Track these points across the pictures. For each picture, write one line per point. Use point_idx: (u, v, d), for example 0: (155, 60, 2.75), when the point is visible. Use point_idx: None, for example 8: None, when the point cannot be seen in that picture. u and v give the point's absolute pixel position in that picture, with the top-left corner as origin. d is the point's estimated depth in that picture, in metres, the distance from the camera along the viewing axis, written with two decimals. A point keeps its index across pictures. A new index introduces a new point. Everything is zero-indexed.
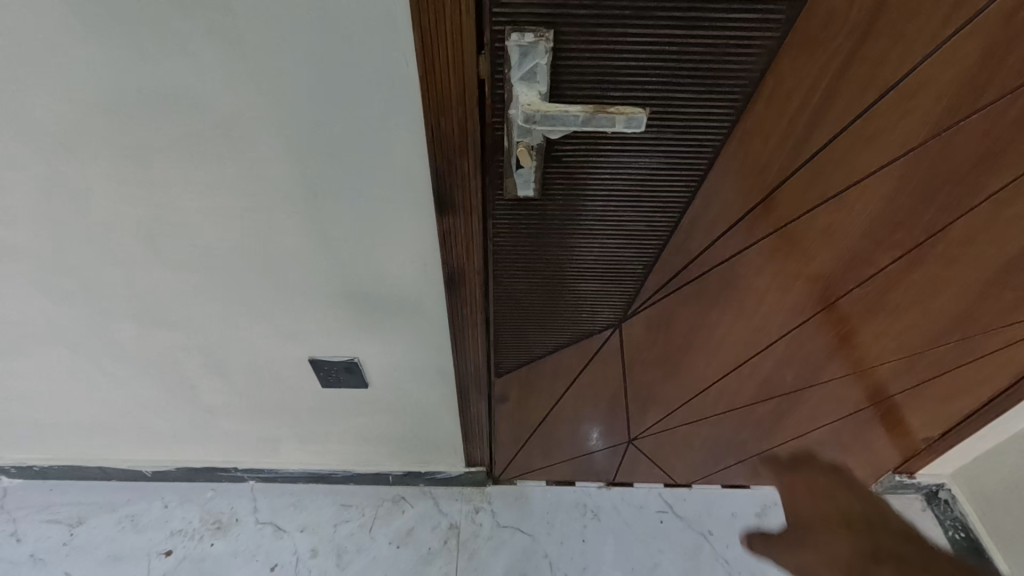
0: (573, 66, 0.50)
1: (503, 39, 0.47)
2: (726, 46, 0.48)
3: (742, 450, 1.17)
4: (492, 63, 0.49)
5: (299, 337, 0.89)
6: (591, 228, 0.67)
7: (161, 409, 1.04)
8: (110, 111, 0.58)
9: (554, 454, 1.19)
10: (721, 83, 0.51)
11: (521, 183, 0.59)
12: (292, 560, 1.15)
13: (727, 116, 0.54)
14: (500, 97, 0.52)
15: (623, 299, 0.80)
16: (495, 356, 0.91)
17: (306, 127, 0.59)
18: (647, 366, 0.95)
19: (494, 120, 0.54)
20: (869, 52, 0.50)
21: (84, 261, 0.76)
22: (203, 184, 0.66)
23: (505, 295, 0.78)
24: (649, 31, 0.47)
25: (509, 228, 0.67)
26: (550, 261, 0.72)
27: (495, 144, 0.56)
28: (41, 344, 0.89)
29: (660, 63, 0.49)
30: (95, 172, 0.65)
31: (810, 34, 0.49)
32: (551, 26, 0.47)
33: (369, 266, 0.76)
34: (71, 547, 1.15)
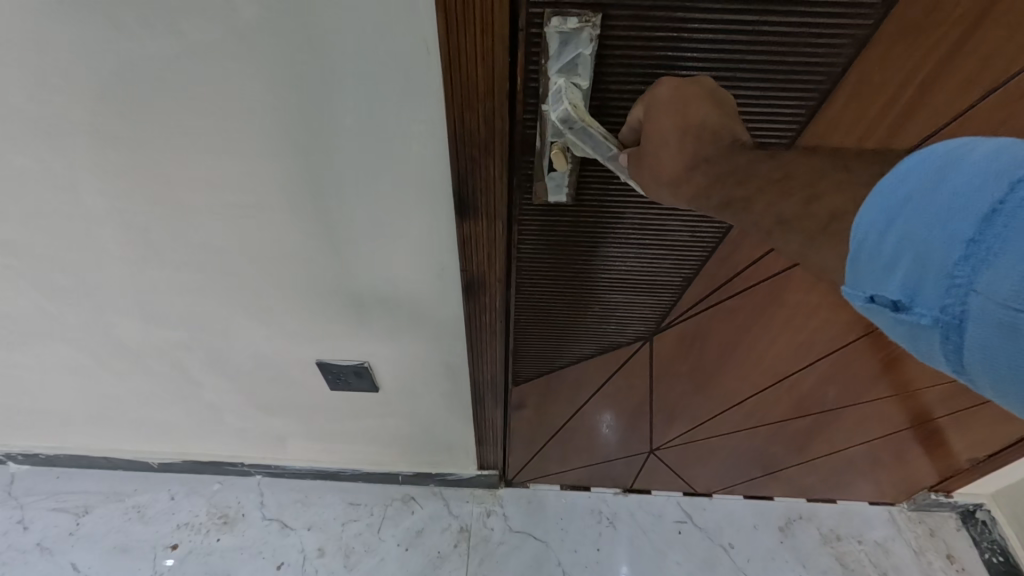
0: (621, 59, 0.44)
1: (541, 23, 0.42)
2: (806, 36, 0.42)
3: (769, 463, 1.12)
4: (527, 52, 0.44)
5: (305, 338, 0.84)
6: (627, 238, 0.61)
7: (164, 405, 1.00)
8: (90, 100, 0.52)
9: (571, 460, 1.15)
10: (796, 79, 0.45)
11: (552, 187, 0.53)
12: (300, 558, 1.12)
13: (800, 113, 0.48)
14: (533, 91, 0.46)
15: (657, 312, 0.74)
16: (514, 363, 0.85)
17: (312, 120, 0.53)
18: (676, 379, 0.90)
19: (528, 115, 0.48)
20: (976, 45, 0.43)
21: (76, 257, 0.71)
22: (201, 180, 0.60)
23: (527, 302, 0.72)
24: (716, 16, 0.41)
25: (536, 233, 0.61)
26: (579, 270, 0.66)
27: (525, 141, 0.50)
28: (38, 338, 0.85)
29: (726, 54, 0.43)
30: (82, 165, 0.59)
31: (906, 22, 0.42)
32: (599, 9, 0.41)
33: (378, 268, 0.71)
34: (77, 536, 1.14)
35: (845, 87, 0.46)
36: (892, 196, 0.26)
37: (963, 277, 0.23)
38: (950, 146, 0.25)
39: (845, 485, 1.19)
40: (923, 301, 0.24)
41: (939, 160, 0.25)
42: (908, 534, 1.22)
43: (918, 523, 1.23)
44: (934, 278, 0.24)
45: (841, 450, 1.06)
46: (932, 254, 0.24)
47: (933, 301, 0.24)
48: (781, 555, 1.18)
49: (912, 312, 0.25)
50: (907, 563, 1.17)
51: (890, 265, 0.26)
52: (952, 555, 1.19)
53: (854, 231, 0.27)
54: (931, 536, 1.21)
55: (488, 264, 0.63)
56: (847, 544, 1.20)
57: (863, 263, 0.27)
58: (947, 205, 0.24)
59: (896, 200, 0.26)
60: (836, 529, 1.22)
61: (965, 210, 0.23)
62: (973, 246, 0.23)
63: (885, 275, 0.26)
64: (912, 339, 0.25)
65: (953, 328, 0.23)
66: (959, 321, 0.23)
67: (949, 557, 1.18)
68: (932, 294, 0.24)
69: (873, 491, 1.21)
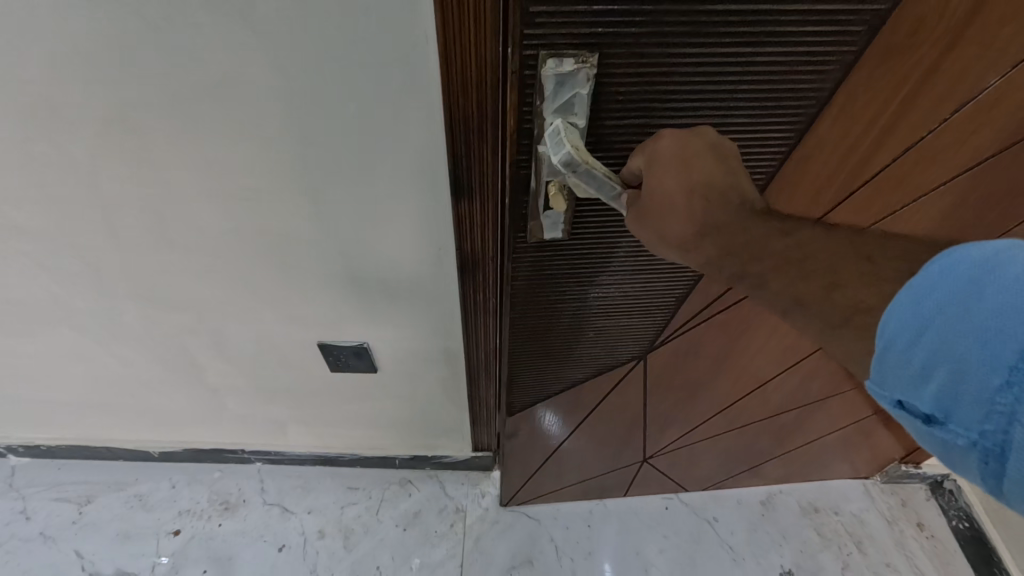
0: (621, 91, 0.48)
1: (536, 65, 0.45)
2: (797, 62, 0.48)
3: (754, 457, 1.17)
4: (522, 92, 0.47)
5: (307, 321, 0.88)
6: (621, 264, 0.67)
7: (168, 391, 1.04)
8: (112, 87, 0.56)
9: (565, 477, 1.16)
10: (787, 99, 0.51)
11: (549, 225, 0.58)
12: (301, 540, 1.16)
13: (785, 127, 0.54)
14: (527, 131, 0.51)
15: (650, 329, 0.81)
16: (510, 393, 0.90)
17: (319, 109, 0.57)
18: (666, 394, 0.96)
19: (523, 156, 0.53)
20: (955, 61, 0.50)
21: (90, 242, 0.74)
22: (214, 164, 0.64)
23: (524, 330, 0.76)
24: (712, 48, 0.45)
25: (530, 270, 0.65)
26: (574, 297, 0.71)
27: (522, 181, 0.55)
28: (46, 325, 0.88)
29: (720, 82, 0.48)
30: (101, 151, 0.63)
31: (891, 46, 0.48)
32: (595, 49, 0.44)
33: (378, 251, 0.75)
34: (79, 525, 1.16)
35: (833, 107, 0.53)
36: (925, 304, 0.31)
37: (1005, 404, 0.27)
38: (985, 258, 0.29)
39: (824, 465, 1.24)
40: (958, 418, 0.30)
41: (970, 271, 0.29)
42: (882, 506, 1.29)
43: (891, 495, 1.30)
44: (972, 400, 0.29)
45: (818, 438, 1.12)
46: (968, 378, 0.29)
47: (970, 422, 0.29)
48: (763, 527, 1.24)
49: (948, 427, 0.30)
50: (880, 532, 1.25)
51: (924, 375, 0.31)
52: (922, 524, 1.27)
53: (884, 331, 0.33)
54: (904, 507, 1.29)
55: (482, 243, 0.69)
56: (825, 516, 1.26)
57: (892, 369, 0.33)
58: (986, 326, 0.28)
59: (928, 313, 0.31)
60: (815, 502, 1.28)
61: (1006, 337, 0.27)
62: (1010, 378, 0.27)
63: (919, 386, 0.31)
64: (946, 447, 0.31)
65: (991, 451, 0.28)
66: (999, 447, 0.28)
67: (919, 525, 1.27)
68: (967, 417, 0.29)
69: (849, 467, 1.27)
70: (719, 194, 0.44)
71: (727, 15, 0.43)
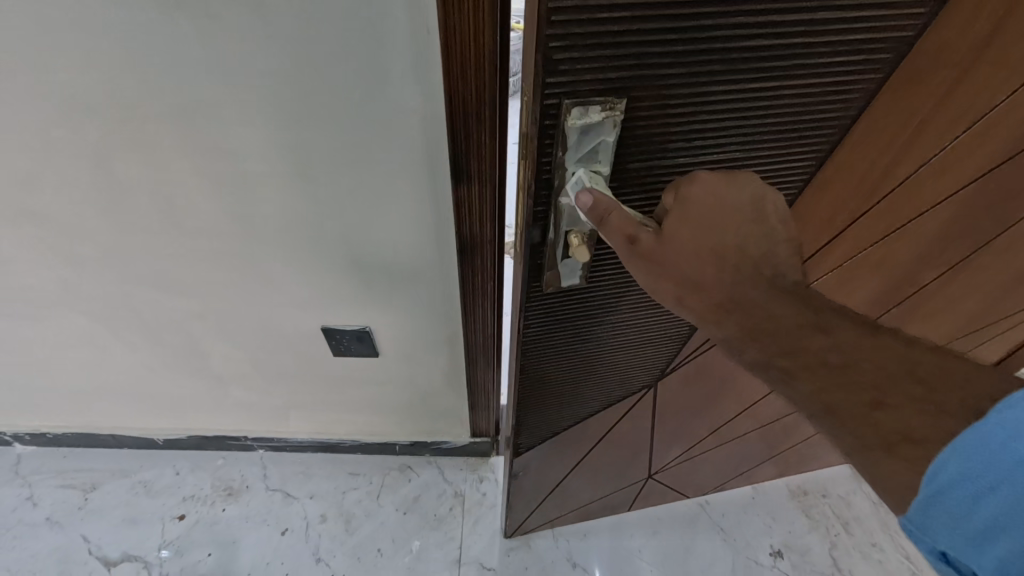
0: (646, 129, 0.46)
1: (557, 113, 0.41)
2: (826, 90, 0.48)
3: (751, 461, 1.18)
4: (541, 142, 0.43)
5: (310, 306, 0.91)
6: (633, 303, 0.69)
7: (173, 377, 1.06)
8: (128, 76, 0.58)
9: (571, 500, 1.12)
10: (812, 124, 0.51)
11: (566, 272, 0.56)
12: (303, 524, 1.19)
13: (809, 149, 0.55)
14: (546, 183, 0.47)
15: (659, 352, 0.84)
16: (518, 435, 0.87)
17: (325, 96, 0.60)
18: (673, 415, 0.99)
19: (540, 213, 0.49)
20: (971, 89, 0.48)
21: (103, 228, 0.77)
22: (225, 150, 0.67)
23: (536, 373, 0.75)
24: (742, 79, 0.44)
25: (542, 318, 0.63)
26: (587, 335, 0.71)
27: (539, 239, 0.52)
28: (57, 311, 0.91)
29: (750, 109, 0.47)
30: (116, 138, 0.65)
31: (918, 69, 0.48)
32: (619, 94, 0.41)
33: (381, 236, 0.78)
34: (85, 510, 1.19)
35: (861, 126, 0.53)
36: (993, 464, 0.30)
37: None
38: None
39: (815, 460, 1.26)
40: None
41: None
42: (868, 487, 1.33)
43: None
44: None
45: (806, 441, 1.16)
46: None
47: None
48: (754, 510, 1.27)
49: None
50: (866, 513, 1.29)
51: (983, 536, 0.31)
52: None
53: (935, 479, 0.32)
54: None
55: (479, 226, 0.72)
56: (814, 498, 1.30)
57: (940, 520, 0.32)
58: None
59: (996, 478, 0.30)
60: (803, 486, 1.32)
61: None
62: None
63: (975, 547, 0.31)
64: None
65: None
66: None
67: None
68: None
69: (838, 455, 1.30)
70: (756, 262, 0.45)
71: (761, 53, 0.42)
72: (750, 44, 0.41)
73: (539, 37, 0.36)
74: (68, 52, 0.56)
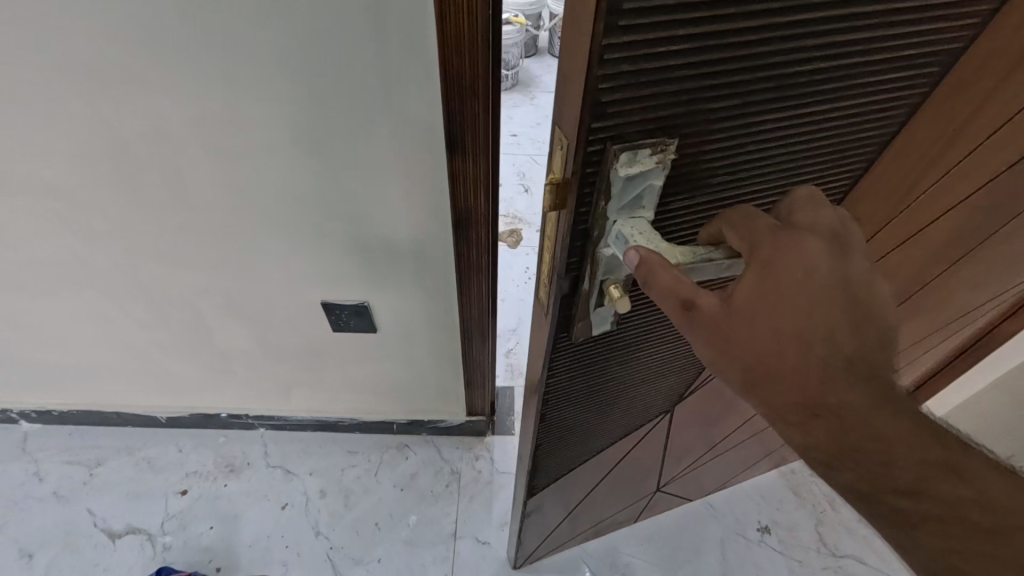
0: (696, 161, 0.42)
1: (603, 156, 0.37)
2: (876, 106, 0.45)
3: (749, 459, 1.20)
4: (582, 189, 0.39)
5: (309, 281, 0.93)
6: (655, 337, 0.67)
7: (178, 354, 1.09)
8: (145, 49, 0.61)
9: (579, 525, 1.09)
10: (859, 141, 0.49)
11: (597, 321, 0.52)
12: (303, 499, 1.22)
13: (852, 168, 0.53)
14: (582, 231, 0.42)
15: (676, 378, 0.83)
16: (534, 478, 0.82)
17: (329, 72, 0.63)
18: (684, 433, 1.00)
19: (574, 264, 0.45)
20: (1010, 102, 0.42)
21: (113, 202, 0.80)
22: (233, 126, 0.69)
23: (558, 419, 0.71)
24: (795, 100, 0.40)
25: (566, 367, 0.59)
26: (608, 375, 0.69)
27: (573, 286, 0.48)
28: (66, 285, 0.94)
29: (798, 130, 0.44)
30: (129, 113, 0.68)
31: (960, 81, 0.44)
32: (667, 130, 0.38)
33: (381, 212, 0.80)
34: (91, 485, 1.22)
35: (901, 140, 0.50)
36: None
37: None
38: None
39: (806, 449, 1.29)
40: None
41: None
42: None
43: None
44: None
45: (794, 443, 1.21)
46: None
47: None
48: (744, 489, 1.30)
49: None
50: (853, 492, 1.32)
51: None
52: None
53: None
54: None
55: (473, 199, 0.75)
56: (801, 477, 1.33)
57: None
58: None
59: None
60: (791, 465, 1.35)
61: None
62: None
63: None
64: None
65: None
66: None
67: None
68: None
69: None
70: (837, 348, 0.38)
71: (813, 71, 0.38)
72: (803, 62, 0.37)
73: (588, 79, 0.32)
74: (88, 26, 0.59)
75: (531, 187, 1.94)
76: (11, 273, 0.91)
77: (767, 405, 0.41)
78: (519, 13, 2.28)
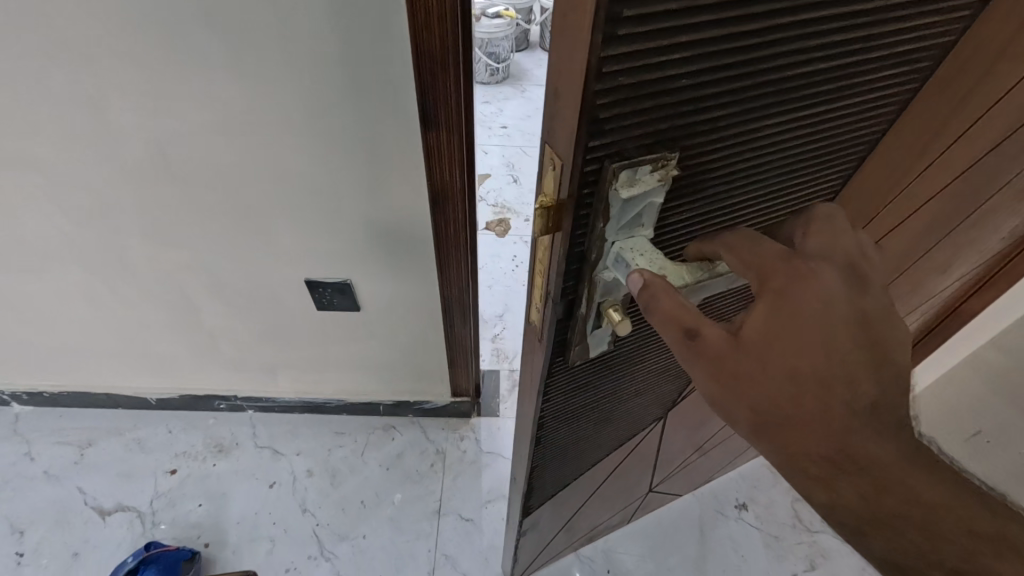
0: (695, 174, 0.38)
1: (600, 176, 0.33)
2: (875, 105, 0.42)
3: (735, 453, 1.21)
4: (577, 212, 0.34)
5: (292, 260, 0.96)
6: (651, 354, 0.65)
7: (165, 334, 1.11)
8: (128, 24, 0.63)
9: (573, 534, 1.08)
10: (857, 140, 0.46)
11: (594, 342, 0.47)
12: (290, 478, 1.24)
13: (849, 169, 0.50)
14: (577, 253, 0.38)
15: (670, 390, 0.81)
16: (527, 499, 0.80)
17: (306, 46, 0.65)
18: (676, 439, 0.98)
19: (570, 288, 0.41)
20: (982, 94, 0.41)
21: (100, 180, 0.82)
22: (215, 103, 0.71)
23: (551, 442, 0.69)
24: (795, 105, 0.37)
25: (561, 391, 0.56)
26: (603, 395, 0.66)
27: (568, 309, 0.43)
28: (55, 264, 0.96)
29: (797, 134, 0.40)
30: (113, 89, 0.70)
31: (950, 78, 0.41)
32: (666, 144, 0.34)
33: (359, 189, 0.82)
34: (81, 466, 1.24)
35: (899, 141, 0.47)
36: None
37: None
38: None
39: None
40: None
41: None
42: None
43: None
44: None
45: None
46: None
47: None
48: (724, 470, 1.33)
49: None
50: None
51: None
52: None
53: None
54: None
55: (449, 173, 0.77)
56: None
57: None
58: None
59: None
60: None
61: None
62: None
63: None
64: None
65: None
66: None
67: None
68: None
69: None
70: (865, 395, 0.34)
71: (815, 71, 0.35)
72: (806, 62, 0.34)
73: (585, 95, 0.28)
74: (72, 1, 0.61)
75: (520, 178, 1.97)
76: (1, 251, 0.93)
77: (781, 458, 0.36)
78: (509, 6, 2.32)
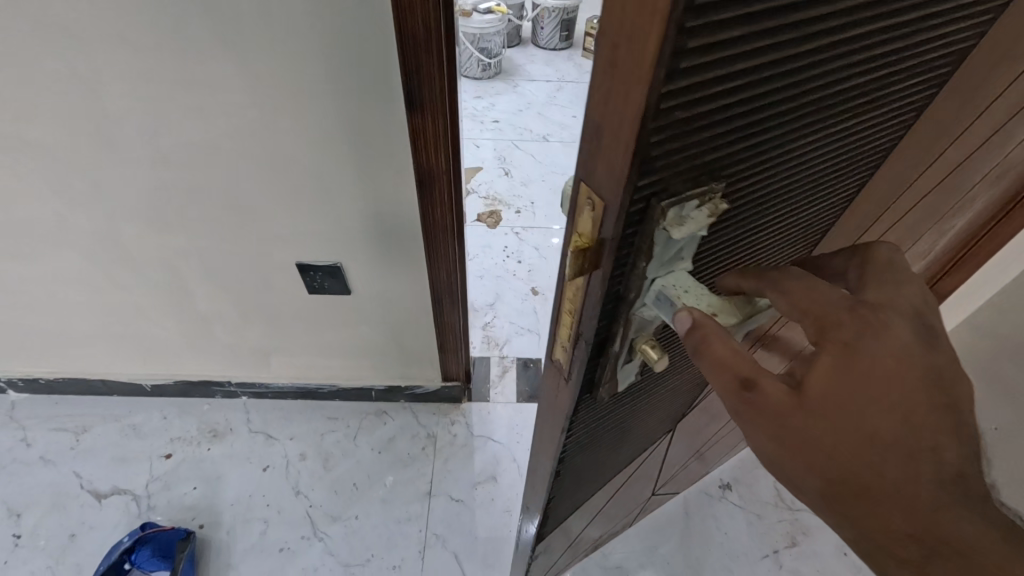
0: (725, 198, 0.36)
1: (649, 215, 0.30)
2: (892, 113, 0.41)
3: (727, 446, 1.23)
4: (620, 254, 0.32)
5: (284, 244, 0.98)
6: (665, 373, 0.63)
7: (160, 318, 1.13)
8: (122, 7, 0.66)
9: (580, 546, 1.07)
10: (870, 149, 0.45)
11: (621, 377, 0.45)
12: (284, 462, 1.26)
13: (859, 175, 0.49)
14: (615, 293, 0.35)
15: (677, 399, 0.80)
16: (543, 526, 0.76)
17: (294, 30, 0.67)
18: (677, 443, 0.98)
19: (604, 329, 0.38)
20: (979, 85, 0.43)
21: (95, 164, 0.84)
22: (208, 86, 0.73)
23: (568, 473, 0.65)
24: (820, 119, 0.35)
25: (583, 426, 0.53)
26: (620, 419, 0.64)
27: (600, 348, 0.40)
28: (51, 247, 0.98)
29: (817, 146, 0.39)
30: (108, 73, 0.72)
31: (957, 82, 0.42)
32: (705, 171, 0.31)
33: (347, 172, 0.85)
34: (78, 451, 1.25)
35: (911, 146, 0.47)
36: None
37: None
38: None
39: None
40: None
41: None
42: None
43: None
44: None
45: None
46: None
47: None
48: None
49: None
50: None
51: None
52: None
53: None
54: None
55: (435, 156, 0.80)
56: None
57: None
58: None
59: None
60: None
61: None
62: None
63: None
64: None
65: None
66: None
67: None
68: None
69: None
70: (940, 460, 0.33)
71: (846, 84, 0.33)
72: (838, 76, 0.32)
73: (641, 134, 0.25)
74: None
75: (511, 170, 2.00)
76: None
77: (857, 528, 0.34)
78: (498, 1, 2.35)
